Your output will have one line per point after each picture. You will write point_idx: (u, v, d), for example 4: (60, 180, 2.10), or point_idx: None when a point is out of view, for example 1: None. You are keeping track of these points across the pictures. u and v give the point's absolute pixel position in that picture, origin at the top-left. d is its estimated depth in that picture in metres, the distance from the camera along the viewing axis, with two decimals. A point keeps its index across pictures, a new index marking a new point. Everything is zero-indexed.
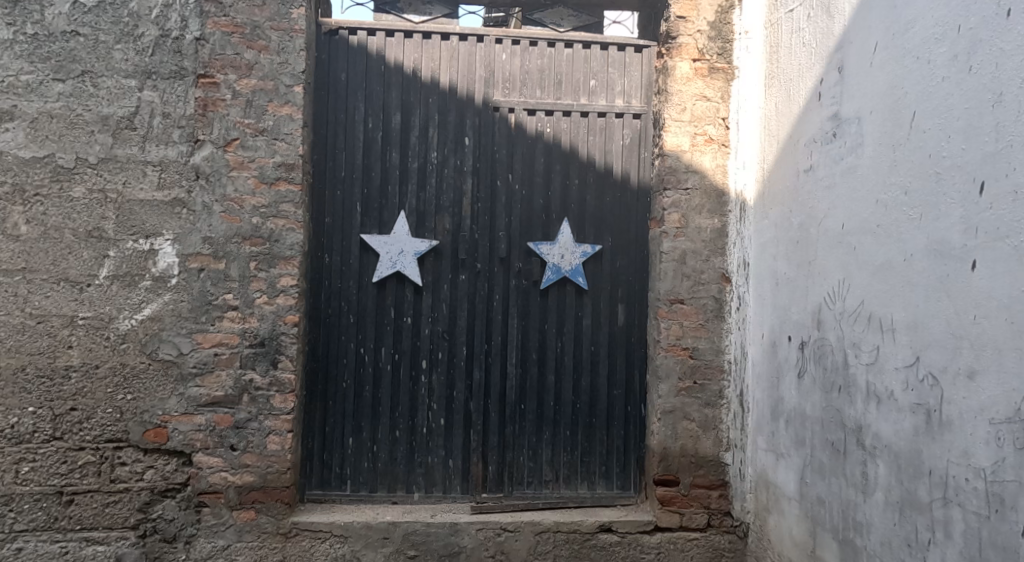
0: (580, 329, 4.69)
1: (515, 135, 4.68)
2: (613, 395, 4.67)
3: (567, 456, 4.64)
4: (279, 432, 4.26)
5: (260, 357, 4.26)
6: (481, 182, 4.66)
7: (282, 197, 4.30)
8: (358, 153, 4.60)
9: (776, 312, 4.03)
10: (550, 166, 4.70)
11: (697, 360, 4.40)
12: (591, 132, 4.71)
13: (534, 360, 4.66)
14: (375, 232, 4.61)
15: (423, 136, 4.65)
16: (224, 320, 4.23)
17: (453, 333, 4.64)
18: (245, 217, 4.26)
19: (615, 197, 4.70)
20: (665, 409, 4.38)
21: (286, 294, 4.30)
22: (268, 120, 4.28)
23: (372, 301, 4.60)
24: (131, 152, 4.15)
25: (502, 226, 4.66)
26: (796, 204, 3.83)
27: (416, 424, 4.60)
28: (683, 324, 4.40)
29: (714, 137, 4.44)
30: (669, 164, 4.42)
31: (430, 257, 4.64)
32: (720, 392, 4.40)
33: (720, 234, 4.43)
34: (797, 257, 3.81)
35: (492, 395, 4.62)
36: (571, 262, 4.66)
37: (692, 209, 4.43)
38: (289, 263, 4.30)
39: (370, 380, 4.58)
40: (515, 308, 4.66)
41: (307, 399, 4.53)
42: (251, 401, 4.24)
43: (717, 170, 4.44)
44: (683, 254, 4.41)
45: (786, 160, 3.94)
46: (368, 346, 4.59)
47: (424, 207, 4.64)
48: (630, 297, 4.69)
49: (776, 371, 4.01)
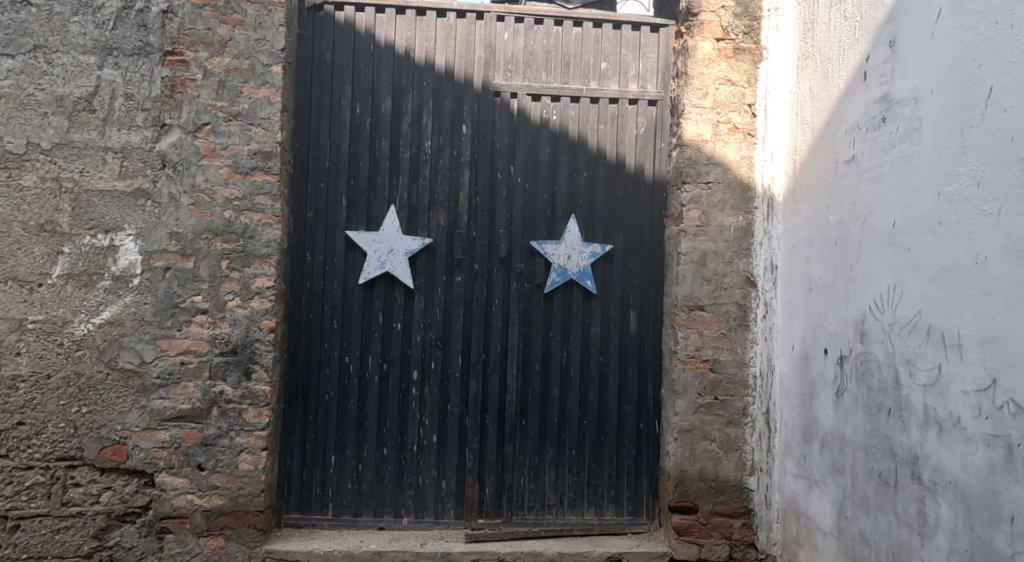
0: (587, 338, 4.25)
1: (518, 123, 4.25)
2: (624, 411, 4.23)
3: (572, 478, 4.20)
4: (252, 450, 3.84)
5: (232, 367, 3.85)
6: (480, 174, 4.23)
7: (258, 189, 3.88)
8: (344, 141, 4.17)
9: (809, 321, 3.59)
10: (556, 157, 4.26)
11: (718, 374, 3.96)
12: (602, 120, 4.26)
13: (537, 371, 4.22)
14: (362, 229, 4.18)
15: (416, 124, 4.21)
16: (192, 325, 3.81)
17: (447, 340, 4.21)
18: (216, 210, 3.84)
19: (627, 192, 4.26)
20: (682, 428, 3.96)
21: (261, 296, 3.88)
22: (243, 103, 3.86)
23: (358, 305, 4.17)
24: (89, 137, 3.73)
25: (503, 223, 4.23)
26: (834, 199, 3.38)
27: (406, 441, 4.16)
28: (702, 333, 3.97)
29: (739, 126, 4.01)
30: (689, 155, 4.00)
31: (423, 257, 4.21)
32: (743, 409, 3.97)
33: (746, 233, 4.00)
34: (835, 260, 3.36)
35: (491, 410, 4.19)
36: (578, 264, 4.22)
37: (714, 205, 3.99)
38: (265, 262, 3.89)
39: (355, 393, 4.15)
40: (517, 313, 4.22)
41: (285, 412, 4.10)
42: (221, 415, 3.83)
43: (743, 162, 4.01)
44: (704, 256, 3.98)
45: (822, 152, 3.50)
46: (354, 354, 4.16)
47: (417, 201, 4.21)
48: (643, 302, 4.25)
49: (809, 387, 3.57)
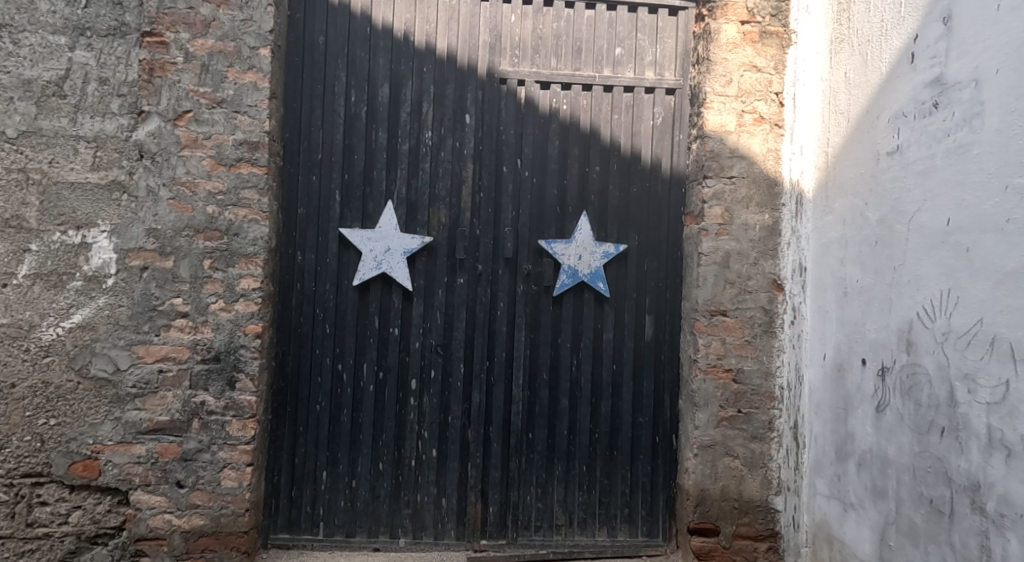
0: (599, 345, 3.95)
1: (526, 112, 3.95)
2: (639, 424, 3.92)
3: (582, 496, 3.90)
4: (236, 466, 3.53)
5: (215, 376, 3.55)
6: (484, 167, 3.93)
7: (243, 182, 3.58)
8: (338, 132, 3.87)
9: (843, 328, 3.28)
10: (566, 150, 3.96)
11: (742, 385, 3.68)
12: (616, 110, 3.96)
13: (544, 380, 3.91)
14: (356, 226, 3.88)
15: (416, 113, 3.91)
16: (171, 330, 3.51)
17: (448, 347, 3.90)
18: (198, 205, 3.54)
19: (643, 188, 3.96)
20: (703, 443, 3.67)
21: (247, 299, 3.58)
22: (228, 89, 3.56)
23: (352, 308, 3.87)
24: (59, 124, 3.43)
25: (509, 220, 3.93)
26: (874, 195, 3.08)
27: (403, 456, 3.86)
28: (725, 341, 3.68)
29: (765, 116, 3.71)
30: (711, 148, 3.70)
31: (422, 257, 3.90)
32: (768, 423, 3.68)
33: (772, 232, 3.71)
34: (875, 262, 3.06)
35: (495, 423, 3.89)
36: (590, 265, 3.91)
37: (737, 202, 3.70)
38: (251, 261, 3.59)
39: (349, 403, 3.85)
40: (523, 318, 3.92)
41: (273, 424, 3.80)
42: (202, 428, 3.52)
43: (769, 156, 3.72)
44: (727, 256, 3.69)
45: (860, 142, 3.19)
46: (347, 361, 3.86)
47: (416, 197, 3.91)
48: (659, 306, 3.95)
49: (843, 401, 3.26)
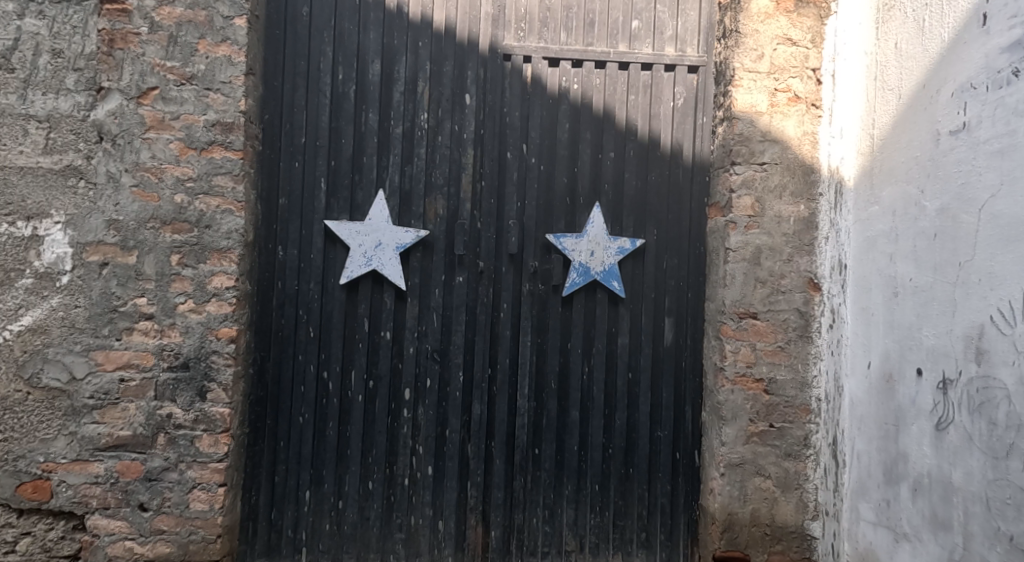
0: (613, 350, 3.56)
1: (532, 92, 3.56)
2: (657, 438, 3.54)
3: (595, 519, 3.51)
4: (206, 487, 3.15)
5: (183, 385, 3.16)
6: (486, 153, 3.54)
7: (216, 167, 3.20)
8: (324, 113, 3.49)
9: (892, 333, 2.90)
10: (577, 134, 3.57)
11: (774, 397, 3.29)
12: (632, 90, 3.58)
13: (552, 390, 3.53)
14: (344, 218, 3.49)
15: (411, 93, 3.53)
16: (133, 334, 3.13)
17: (446, 353, 3.52)
18: (165, 194, 3.16)
19: (662, 176, 3.57)
20: (730, 462, 3.28)
21: (219, 299, 3.20)
22: (199, 63, 3.17)
23: (339, 310, 3.49)
24: (7, 102, 3.05)
25: (514, 212, 3.55)
26: (931, 181, 2.68)
27: (395, 474, 3.48)
28: (755, 347, 3.30)
29: (801, 95, 3.32)
30: (739, 131, 3.31)
31: (417, 252, 3.52)
32: (804, 439, 3.29)
33: (808, 226, 3.32)
34: (932, 258, 2.66)
35: (498, 437, 3.51)
36: (604, 262, 3.53)
37: (769, 191, 3.31)
38: (224, 257, 3.20)
39: (335, 415, 3.47)
40: (530, 321, 3.54)
41: (250, 439, 3.42)
42: (169, 444, 3.14)
43: (805, 140, 3.32)
44: (757, 252, 3.31)
45: (914, 121, 2.79)
46: (333, 369, 3.48)
47: (410, 186, 3.53)
48: (680, 308, 3.56)
49: (893, 416, 2.87)
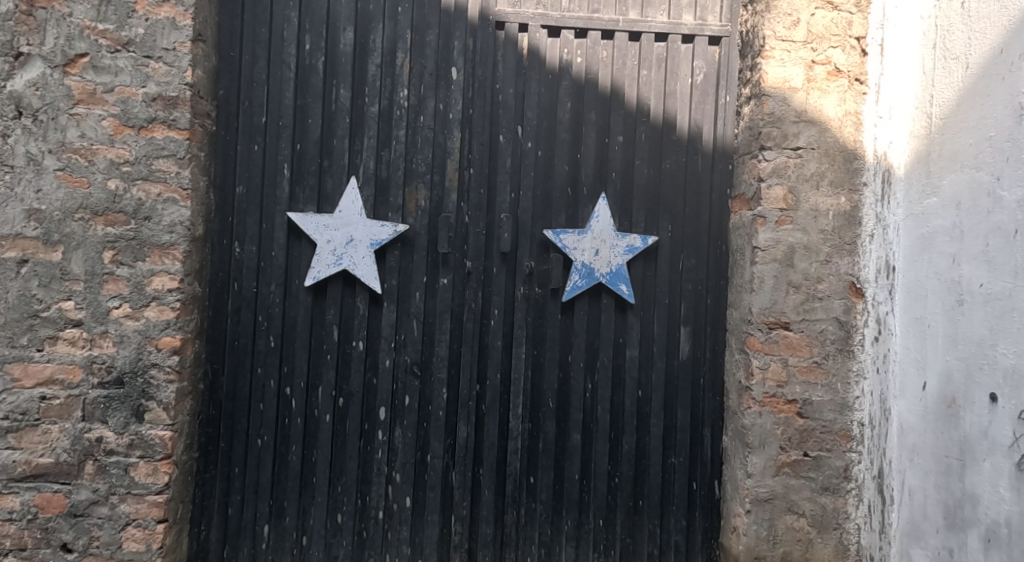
0: (621, 364, 3.09)
1: (529, 66, 3.09)
2: (672, 465, 3.07)
3: (598, 558, 3.04)
4: (142, 524, 2.69)
5: (117, 405, 2.70)
6: (475, 136, 3.07)
7: (157, 149, 2.73)
8: (287, 89, 3.02)
9: (956, 349, 2.43)
10: (581, 115, 3.10)
11: (809, 421, 2.81)
12: (644, 64, 3.11)
13: (550, 410, 3.06)
14: (310, 210, 3.02)
15: (389, 66, 3.06)
16: (58, 344, 2.66)
17: (427, 367, 3.05)
18: (97, 179, 2.69)
19: (677, 164, 3.10)
20: (757, 497, 2.81)
21: (160, 303, 2.73)
22: (136, 26, 2.71)
23: (304, 316, 3.02)
24: None
25: (507, 205, 3.08)
26: (1013, 164, 2.23)
27: (368, 506, 3.02)
28: (787, 363, 2.82)
29: (842, 68, 2.83)
30: (770, 110, 2.84)
31: (394, 250, 3.05)
32: (844, 471, 2.81)
33: (850, 221, 2.83)
34: (1013, 260, 2.22)
35: (487, 463, 3.05)
36: (610, 263, 3.06)
37: (805, 180, 2.83)
38: (166, 254, 2.74)
39: (299, 438, 3.01)
40: (524, 330, 3.07)
41: (200, 465, 2.96)
42: (98, 473, 2.67)
43: (846, 121, 2.83)
44: (790, 252, 2.83)
45: (987, 95, 2.34)
46: (297, 385, 3.01)
47: (388, 173, 3.06)
48: (697, 316, 3.08)
49: (957, 449, 2.41)
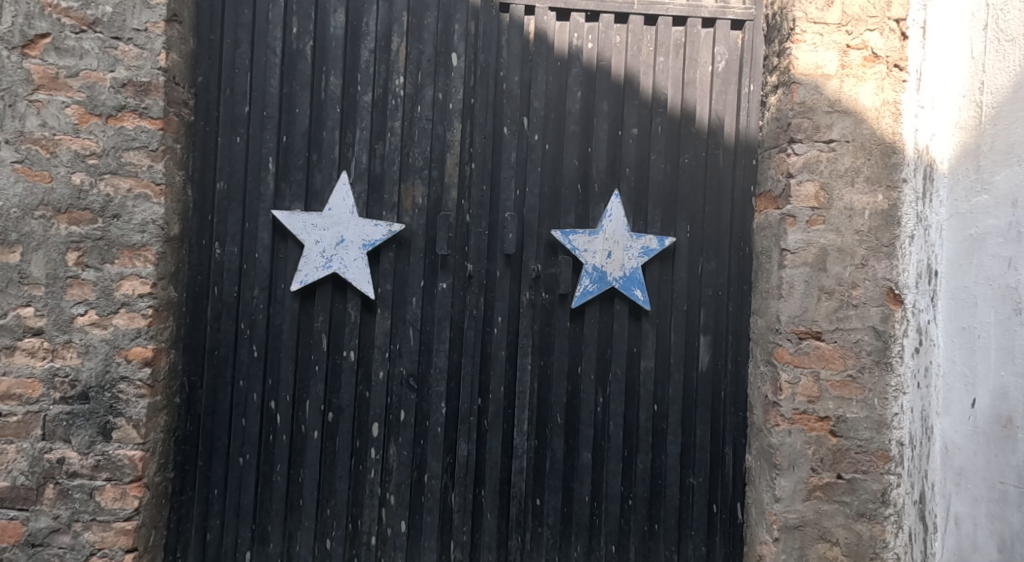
0: (635, 377, 2.84)
1: (536, 51, 2.84)
2: (691, 487, 2.82)
3: None
4: (109, 554, 2.44)
5: (81, 422, 2.45)
6: (477, 128, 2.82)
7: (127, 140, 2.48)
8: (273, 75, 2.77)
9: (1012, 363, 2.20)
10: (592, 105, 2.85)
11: (843, 440, 2.56)
12: (662, 49, 2.86)
13: (558, 426, 2.81)
14: (297, 208, 2.77)
15: (384, 51, 2.81)
16: (15, 355, 2.41)
17: (425, 379, 2.80)
18: (60, 172, 2.43)
19: (697, 159, 2.85)
20: (786, 524, 2.57)
21: (130, 310, 2.48)
22: (104, 5, 2.47)
23: (290, 324, 2.77)
24: None
25: (511, 203, 2.83)
26: None
27: (359, 531, 2.77)
28: (819, 376, 2.58)
29: (880, 53, 2.58)
30: (801, 99, 2.59)
31: (389, 251, 2.80)
32: (881, 495, 2.55)
33: (888, 221, 2.58)
34: None
35: (489, 484, 2.80)
36: (624, 266, 2.81)
37: (839, 177, 2.58)
38: (137, 256, 2.49)
39: (284, 456, 2.75)
40: (530, 339, 2.82)
41: (175, 486, 2.71)
42: (60, 498, 2.43)
43: (884, 111, 2.58)
44: (822, 255, 2.58)
45: None
46: (282, 399, 2.76)
47: (382, 168, 2.81)
48: (718, 324, 2.84)
49: (1015, 475, 2.17)
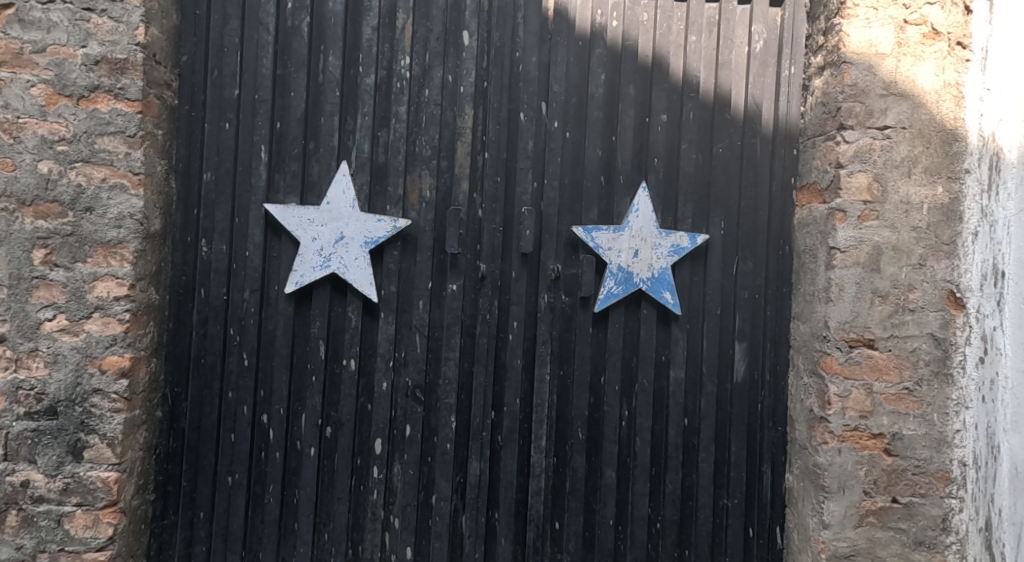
0: (664, 388, 2.58)
1: (556, 30, 2.58)
2: (726, 509, 2.56)
3: None
4: None
5: (49, 441, 2.19)
6: (490, 114, 2.56)
7: (101, 124, 2.21)
8: (265, 55, 2.50)
9: None
10: (617, 89, 2.59)
11: (899, 460, 2.31)
12: (693, 28, 2.60)
13: (580, 442, 2.55)
14: (292, 202, 2.51)
15: (388, 29, 2.55)
16: None
17: (433, 390, 2.54)
18: (25, 160, 2.17)
19: (732, 149, 2.59)
20: (836, 553, 2.32)
21: (104, 314, 2.21)
22: None
23: (284, 330, 2.50)
24: None
25: (528, 196, 2.56)
26: None
27: (360, 558, 2.51)
28: (872, 389, 2.32)
29: (941, 29, 2.32)
30: (853, 81, 2.35)
31: (393, 250, 2.53)
32: (941, 521, 2.29)
33: (948, 216, 2.31)
34: None
35: (503, 507, 2.53)
36: (652, 266, 2.55)
37: (894, 167, 2.32)
38: (113, 254, 2.22)
39: (277, 476, 2.49)
40: (549, 347, 2.55)
41: (156, 509, 2.44)
42: (24, 526, 2.17)
43: (945, 94, 2.32)
44: (876, 254, 2.33)
45: None
46: (275, 412, 2.49)
47: (385, 158, 2.54)
48: (755, 331, 2.57)
49: None
